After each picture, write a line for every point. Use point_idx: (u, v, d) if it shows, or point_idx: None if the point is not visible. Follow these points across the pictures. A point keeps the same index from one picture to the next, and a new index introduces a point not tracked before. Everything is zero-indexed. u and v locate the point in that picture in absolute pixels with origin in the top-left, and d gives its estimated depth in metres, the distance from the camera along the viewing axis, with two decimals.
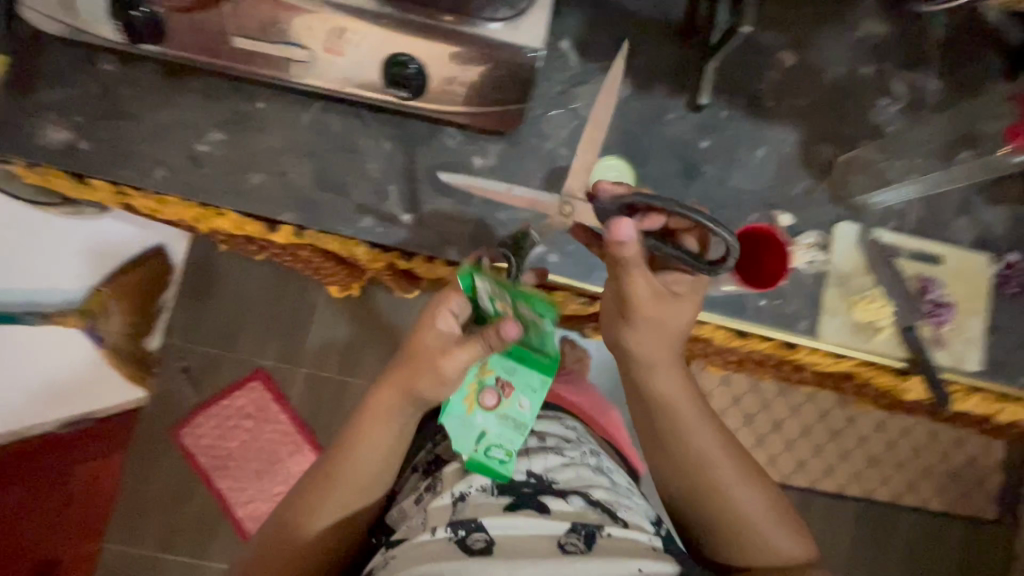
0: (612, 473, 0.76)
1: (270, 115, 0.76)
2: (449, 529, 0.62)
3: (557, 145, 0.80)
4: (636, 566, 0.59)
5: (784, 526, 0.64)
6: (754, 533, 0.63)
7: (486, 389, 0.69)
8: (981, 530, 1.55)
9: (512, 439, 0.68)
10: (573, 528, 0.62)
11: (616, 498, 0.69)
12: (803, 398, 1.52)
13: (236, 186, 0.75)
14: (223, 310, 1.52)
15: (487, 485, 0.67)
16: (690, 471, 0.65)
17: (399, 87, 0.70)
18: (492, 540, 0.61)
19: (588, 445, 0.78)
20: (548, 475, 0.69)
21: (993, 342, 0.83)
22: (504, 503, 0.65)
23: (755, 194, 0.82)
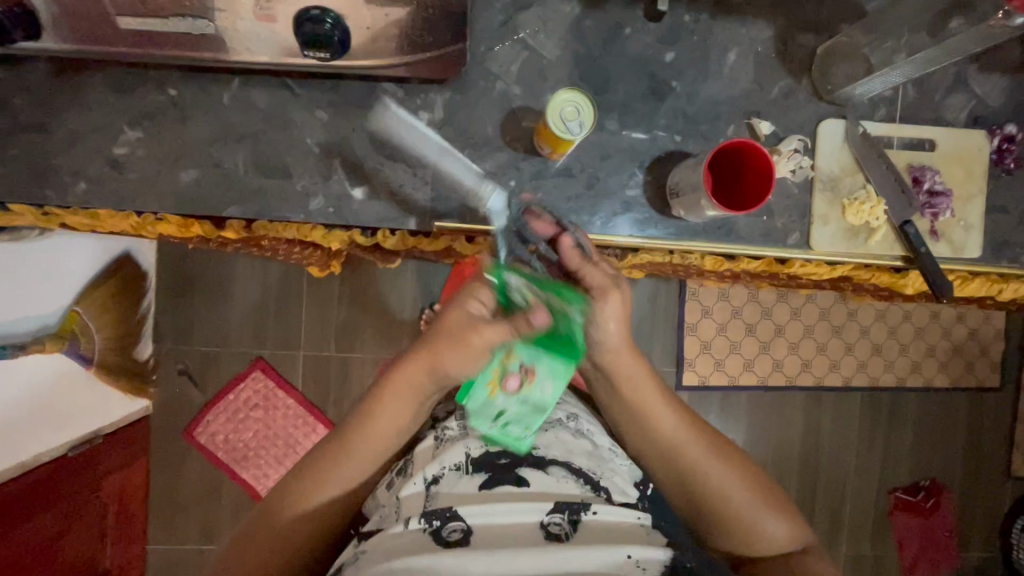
0: (591, 434, 0.81)
1: (187, 101, 0.68)
2: (422, 520, 0.64)
3: (509, 84, 0.72)
4: (627, 553, 0.62)
5: (772, 508, 0.65)
6: (744, 523, 0.64)
7: (509, 374, 0.65)
8: (987, 400, 1.57)
9: (534, 418, 0.69)
10: (556, 508, 0.67)
11: (595, 464, 0.75)
12: (806, 301, 1.48)
13: (168, 187, 0.69)
14: (205, 307, 1.49)
15: (459, 464, 0.72)
16: (675, 469, 0.65)
17: (319, 49, 0.61)
18: (469, 528, 0.64)
19: (564, 409, 0.83)
20: (529, 443, 0.75)
21: (991, 222, 0.79)
22: (478, 482, 0.70)
23: (731, 104, 0.75)
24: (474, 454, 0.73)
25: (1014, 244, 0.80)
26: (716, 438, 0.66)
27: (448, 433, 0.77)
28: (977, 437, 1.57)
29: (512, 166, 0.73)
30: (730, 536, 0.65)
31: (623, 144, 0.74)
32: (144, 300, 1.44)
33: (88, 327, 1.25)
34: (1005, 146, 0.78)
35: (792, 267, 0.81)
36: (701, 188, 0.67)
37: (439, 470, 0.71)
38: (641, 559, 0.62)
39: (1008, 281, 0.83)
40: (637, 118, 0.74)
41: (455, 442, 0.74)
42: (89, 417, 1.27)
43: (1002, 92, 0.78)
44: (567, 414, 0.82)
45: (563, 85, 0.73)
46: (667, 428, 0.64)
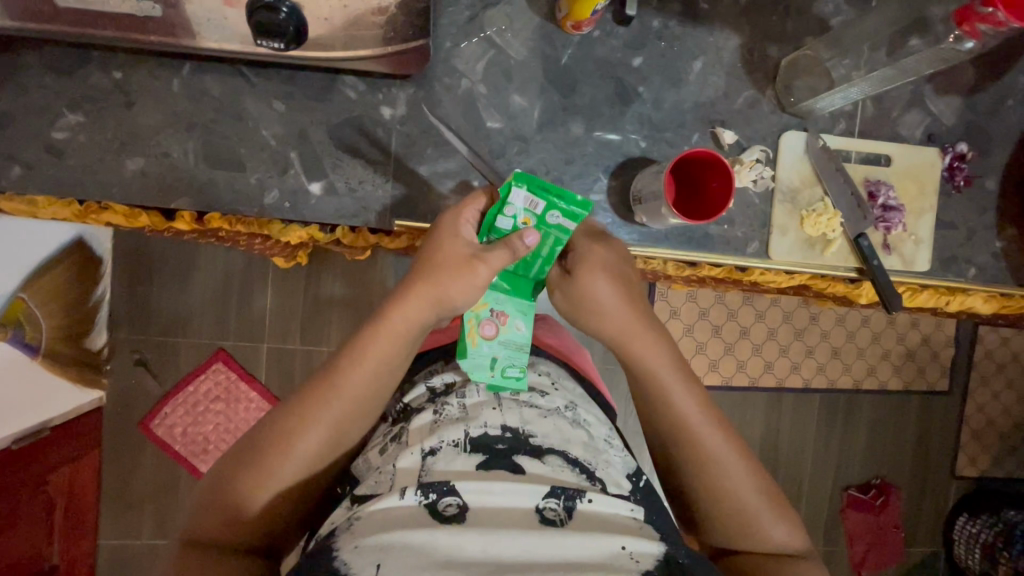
0: (592, 424, 0.66)
1: (134, 86, 0.65)
2: (419, 491, 0.51)
3: (474, 82, 0.71)
4: (620, 544, 0.50)
5: (775, 509, 0.59)
6: (746, 519, 0.58)
7: (484, 320, 0.67)
8: (935, 402, 1.63)
9: (520, 357, 0.67)
10: (552, 491, 0.53)
11: (596, 454, 0.61)
12: (769, 304, 1.51)
13: (114, 175, 0.66)
14: (165, 295, 1.43)
15: (459, 439, 0.58)
16: (680, 450, 0.59)
17: (271, 39, 0.57)
18: (465, 506, 0.51)
19: (564, 396, 0.68)
20: (525, 429, 0.60)
21: (939, 238, 0.82)
22: (476, 462, 0.56)
23: (696, 112, 0.76)
24: (472, 432, 0.58)
25: (960, 259, 0.83)
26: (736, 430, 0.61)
27: (447, 408, 0.63)
28: (925, 438, 1.63)
29: (475, 166, 0.72)
30: (728, 530, 0.59)
31: (588, 148, 0.74)
32: (99, 286, 1.37)
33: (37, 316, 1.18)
34: (956, 164, 0.80)
35: (751, 275, 0.80)
36: (662, 197, 0.67)
37: (439, 441, 0.57)
38: (636, 550, 0.50)
39: (953, 293, 0.84)
40: (602, 122, 0.74)
41: (455, 421, 0.60)
42: (33, 408, 1.19)
43: (956, 111, 0.80)
44: (567, 403, 0.66)
45: (530, 85, 0.72)
46: (681, 404, 0.59)
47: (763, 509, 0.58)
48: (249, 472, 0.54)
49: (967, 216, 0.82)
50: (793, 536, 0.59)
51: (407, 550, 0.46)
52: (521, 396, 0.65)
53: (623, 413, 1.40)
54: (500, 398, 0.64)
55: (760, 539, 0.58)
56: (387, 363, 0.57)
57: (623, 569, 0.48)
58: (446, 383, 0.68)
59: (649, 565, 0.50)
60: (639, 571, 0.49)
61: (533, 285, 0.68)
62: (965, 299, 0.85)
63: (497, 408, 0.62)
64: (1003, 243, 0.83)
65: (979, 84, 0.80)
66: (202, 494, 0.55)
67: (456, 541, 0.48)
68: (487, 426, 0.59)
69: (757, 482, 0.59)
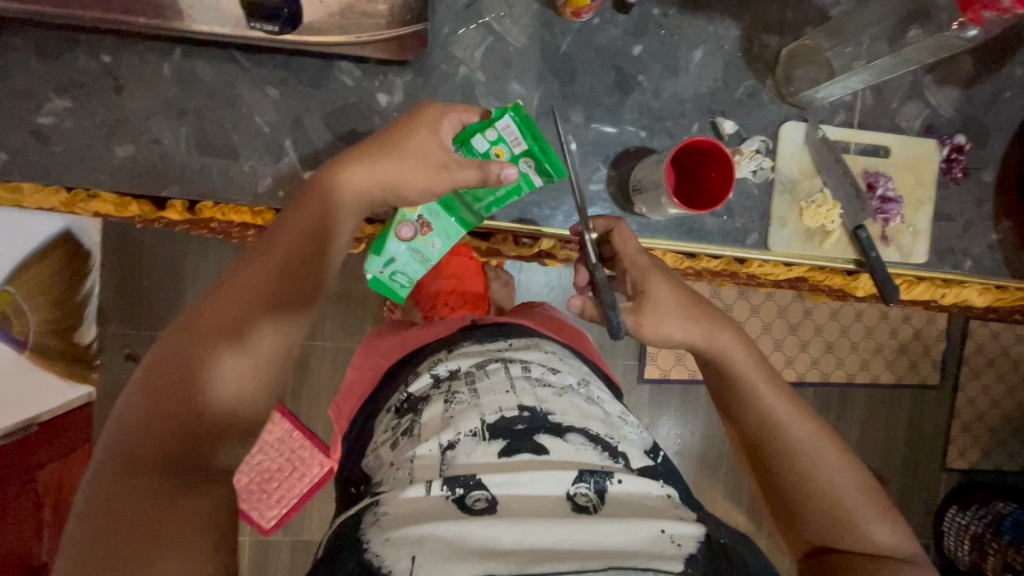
0: (605, 401, 0.67)
1: (123, 70, 0.63)
2: (445, 486, 0.50)
3: (472, 70, 0.70)
4: (660, 527, 0.48)
5: (874, 508, 0.55)
6: (844, 517, 0.55)
7: (407, 223, 0.71)
8: (927, 395, 1.64)
9: (416, 269, 0.76)
10: (580, 477, 0.52)
11: (613, 430, 0.61)
12: (765, 298, 1.51)
13: (103, 162, 0.64)
14: (155, 287, 1.39)
15: (477, 428, 0.56)
16: (769, 444, 0.58)
17: (268, 22, 0.57)
18: (495, 498, 0.50)
19: (576, 372, 0.67)
20: (542, 407, 0.59)
21: (936, 230, 0.82)
22: (497, 449, 0.55)
23: (696, 103, 0.75)
24: (489, 419, 0.57)
25: (957, 251, 0.83)
26: (829, 429, 0.59)
27: (458, 396, 0.61)
28: (917, 431, 1.64)
29: None
30: (823, 529, 0.55)
31: (587, 138, 0.73)
32: (88, 280, 1.33)
33: (20, 309, 1.16)
34: (955, 156, 0.80)
35: (749, 267, 0.81)
36: (663, 186, 0.66)
37: (455, 434, 0.56)
38: (675, 532, 0.48)
39: (950, 285, 0.85)
40: (601, 111, 0.73)
41: (468, 409, 0.59)
42: (13, 404, 1.16)
43: (955, 102, 0.80)
44: (580, 379, 0.66)
45: (528, 73, 0.71)
46: (769, 397, 0.59)
47: (862, 508, 0.55)
48: (180, 370, 0.45)
49: (964, 208, 0.82)
50: (898, 541, 0.55)
51: (442, 539, 0.44)
52: (532, 374, 0.63)
53: None
54: (512, 378, 0.62)
55: (860, 538, 0.54)
56: (325, 256, 0.54)
57: (666, 552, 0.46)
58: (451, 369, 0.66)
59: (692, 547, 0.47)
60: (683, 555, 0.46)
61: (469, 222, 0.72)
62: (958, 291, 0.85)
63: (510, 391, 0.60)
64: (999, 236, 0.83)
65: (978, 76, 0.80)
66: (122, 412, 0.44)
67: (490, 530, 0.46)
68: (503, 408, 0.58)
69: (854, 482, 0.56)
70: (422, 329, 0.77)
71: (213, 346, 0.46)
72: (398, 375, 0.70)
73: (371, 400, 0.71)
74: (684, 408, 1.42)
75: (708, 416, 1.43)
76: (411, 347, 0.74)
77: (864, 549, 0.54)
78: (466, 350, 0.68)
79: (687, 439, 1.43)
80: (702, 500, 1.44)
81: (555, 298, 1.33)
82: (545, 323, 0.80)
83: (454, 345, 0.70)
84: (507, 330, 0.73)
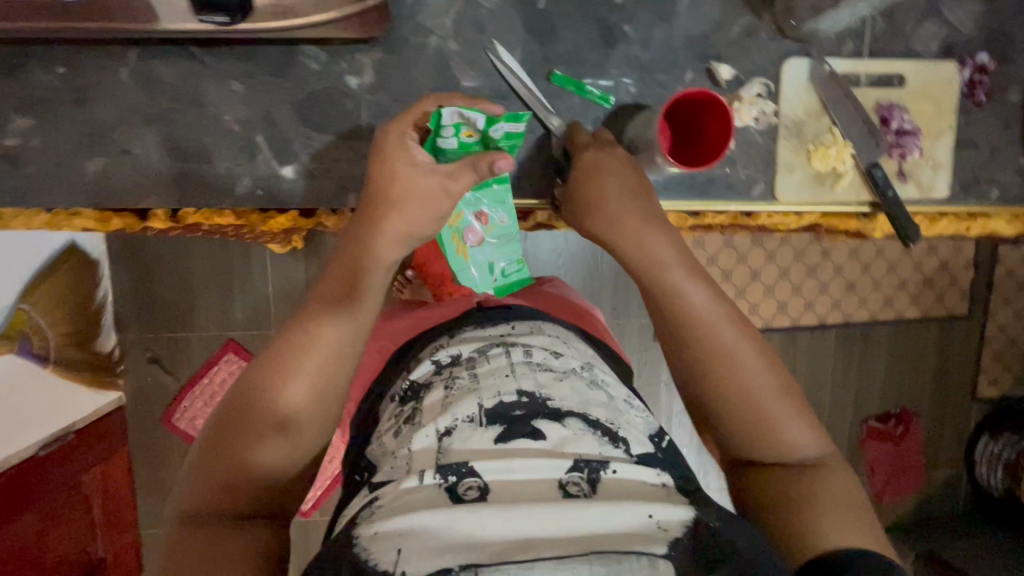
0: (610, 384, 0.63)
1: (80, 80, 0.61)
2: (437, 474, 0.48)
3: (445, 39, 0.65)
4: (647, 512, 0.45)
5: (796, 415, 0.54)
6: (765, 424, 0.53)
7: (467, 232, 0.68)
8: (954, 326, 1.59)
9: (514, 249, 0.70)
10: (574, 466, 0.49)
11: (617, 416, 0.57)
12: (779, 243, 1.45)
13: (76, 179, 0.63)
14: (166, 289, 1.36)
15: (474, 414, 0.54)
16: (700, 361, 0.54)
17: (215, 13, 0.52)
18: (486, 487, 0.47)
19: (579, 356, 0.64)
20: (542, 393, 0.56)
21: (960, 159, 0.76)
22: (494, 436, 0.52)
23: (689, 49, 0.70)
24: (487, 404, 0.55)
25: (983, 180, 0.77)
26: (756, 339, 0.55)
27: (459, 381, 0.59)
28: (944, 365, 1.60)
29: None
30: (747, 441, 0.54)
31: (574, 100, 0.69)
32: (100, 289, 1.32)
33: (39, 325, 1.17)
34: (977, 77, 0.74)
35: (759, 220, 0.76)
36: (657, 146, 0.63)
37: (452, 420, 0.54)
38: (663, 518, 0.44)
39: (977, 219, 0.78)
40: (588, 69, 0.68)
41: (467, 394, 0.57)
42: (53, 414, 1.19)
43: (978, 17, 0.73)
44: (582, 363, 0.63)
45: (505, 36, 0.66)
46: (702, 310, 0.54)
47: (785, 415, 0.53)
48: (243, 412, 0.50)
49: (990, 132, 0.76)
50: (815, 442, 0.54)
51: (429, 529, 0.42)
52: (534, 359, 0.61)
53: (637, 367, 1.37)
54: (513, 362, 0.60)
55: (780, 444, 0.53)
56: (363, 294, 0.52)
57: (652, 541, 0.42)
58: (453, 355, 0.64)
59: (679, 532, 0.44)
60: (668, 539, 0.43)
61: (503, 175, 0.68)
62: (987, 224, 0.79)
63: (509, 374, 0.58)
64: None
65: None
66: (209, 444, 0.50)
67: (478, 517, 0.43)
68: (502, 393, 0.56)
69: (777, 389, 0.54)
70: (432, 309, 0.77)
71: (264, 408, 0.49)
72: (401, 363, 0.69)
73: (376, 386, 0.68)
74: None
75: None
76: (421, 327, 0.73)
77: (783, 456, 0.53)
78: (467, 336, 0.67)
79: None
80: None
81: (564, 264, 1.31)
82: (543, 299, 0.77)
83: (455, 330, 0.69)
84: (508, 311, 0.71)
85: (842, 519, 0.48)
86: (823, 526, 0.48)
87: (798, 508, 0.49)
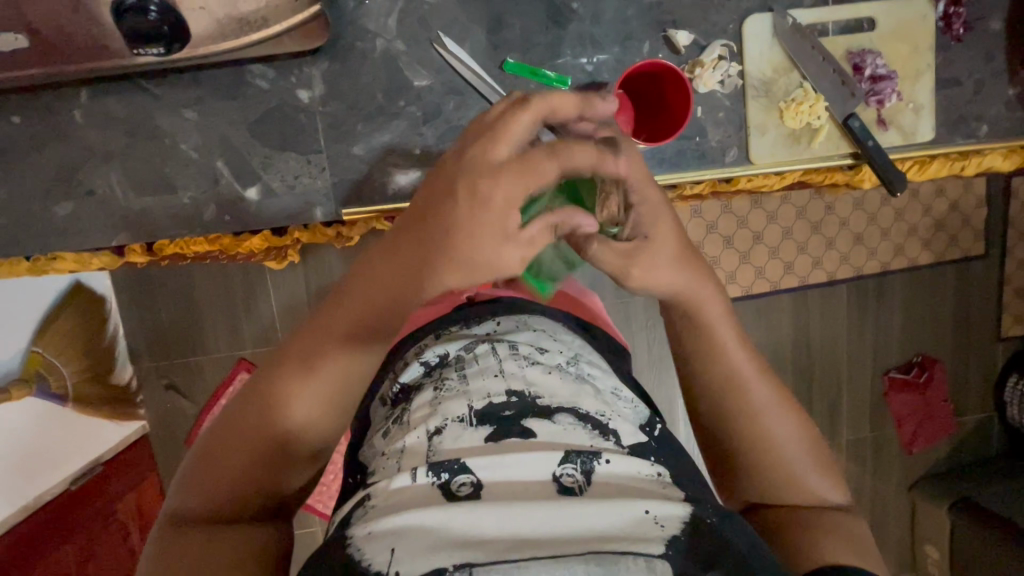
0: (597, 377, 0.60)
1: (37, 128, 0.62)
2: (430, 472, 0.46)
3: (390, 40, 0.64)
4: (643, 508, 0.44)
5: (817, 465, 0.52)
6: (788, 471, 0.51)
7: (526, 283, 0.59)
8: (972, 268, 1.51)
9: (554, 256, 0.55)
10: (567, 457, 0.47)
11: (608, 407, 0.55)
12: (780, 203, 1.38)
13: (47, 224, 0.64)
14: (174, 311, 1.30)
15: (463, 414, 0.52)
16: (730, 409, 0.50)
17: (149, 44, 0.52)
18: (480, 483, 0.46)
19: (568, 348, 0.62)
20: (531, 390, 0.54)
21: (942, 98, 0.73)
22: (484, 435, 0.50)
23: (643, 18, 0.67)
24: (476, 405, 0.52)
25: (970, 117, 0.74)
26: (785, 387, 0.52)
27: (447, 383, 0.56)
28: (965, 309, 1.53)
29: (413, 132, 0.66)
30: (767, 487, 0.51)
31: (530, 85, 0.67)
32: (110, 322, 1.28)
33: (54, 364, 1.17)
34: (952, 10, 0.71)
35: (737, 185, 0.74)
36: None
37: (442, 419, 0.51)
38: (660, 514, 0.43)
39: (969, 156, 0.75)
40: (541, 52, 0.67)
41: (455, 394, 0.54)
42: (72, 453, 1.19)
43: None
44: (570, 357, 0.60)
45: (451, 29, 0.65)
46: (736, 360, 0.50)
47: (803, 462, 0.51)
48: (252, 429, 0.45)
49: (972, 65, 0.73)
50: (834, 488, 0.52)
51: (425, 530, 0.41)
52: (520, 353, 0.58)
53: (647, 342, 1.31)
54: (500, 360, 0.57)
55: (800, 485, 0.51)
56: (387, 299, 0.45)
57: (647, 538, 0.41)
58: (440, 354, 0.61)
59: (677, 530, 0.42)
60: (666, 538, 0.42)
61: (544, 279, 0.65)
62: (981, 161, 0.76)
63: (498, 374, 0.55)
64: (1017, 89, 0.74)
65: None
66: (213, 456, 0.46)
67: (472, 514, 0.42)
68: (491, 395, 0.53)
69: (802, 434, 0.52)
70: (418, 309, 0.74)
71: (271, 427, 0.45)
72: (391, 362, 0.65)
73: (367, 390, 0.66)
74: None
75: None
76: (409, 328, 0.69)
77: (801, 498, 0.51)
78: (454, 332, 0.64)
79: None
80: None
81: None
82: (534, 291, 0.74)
83: (442, 329, 0.65)
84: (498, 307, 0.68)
85: (849, 548, 0.47)
86: (829, 550, 0.46)
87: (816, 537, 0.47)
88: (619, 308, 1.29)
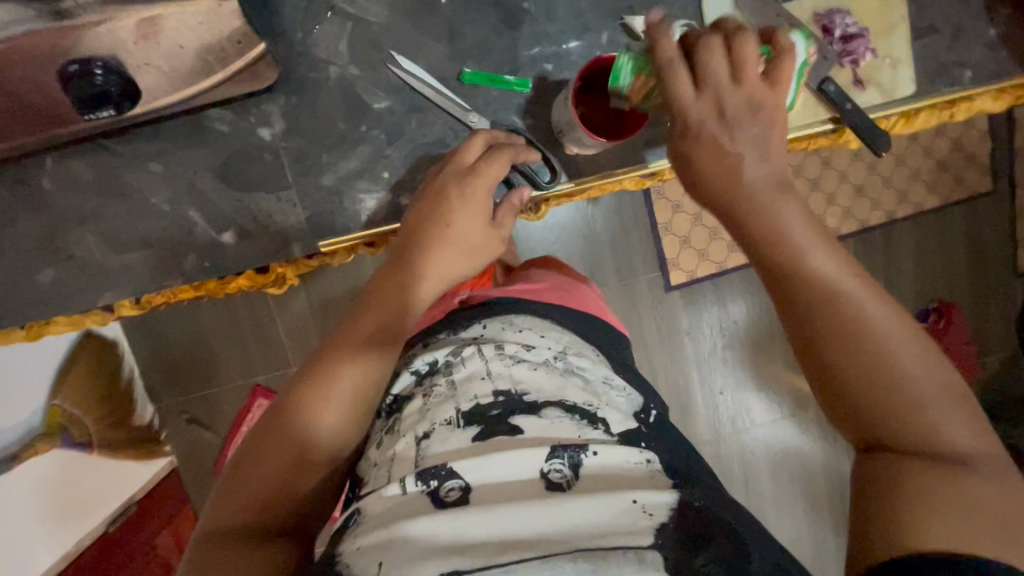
0: (586, 369, 0.60)
1: (10, 200, 0.62)
2: (418, 480, 0.47)
3: (344, 65, 0.64)
4: (630, 498, 0.44)
5: (951, 406, 0.40)
6: (904, 394, 0.40)
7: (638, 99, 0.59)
8: (981, 206, 1.46)
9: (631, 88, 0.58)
10: (554, 452, 0.48)
11: (596, 396, 0.57)
12: None
13: (34, 292, 0.65)
14: (186, 349, 1.28)
15: (451, 416, 0.53)
16: (831, 328, 0.42)
17: (102, 107, 0.51)
18: (469, 485, 0.47)
19: (556, 340, 0.62)
20: (517, 388, 0.55)
21: (920, 47, 0.70)
22: (472, 435, 0.51)
23: (597, 8, 0.66)
24: (464, 407, 0.53)
25: (952, 63, 0.71)
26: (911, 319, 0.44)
27: (436, 390, 0.57)
28: (980, 248, 1.47)
29: (379, 156, 0.66)
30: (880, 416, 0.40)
31: (491, 93, 0.66)
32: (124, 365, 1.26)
33: (76, 416, 1.14)
34: None
35: None
36: (575, 124, 0.61)
37: (430, 424, 0.52)
38: (647, 503, 0.44)
39: (955, 105, 0.73)
40: (497, 59, 0.65)
41: (443, 399, 0.55)
42: (102, 499, 1.18)
43: None
44: (555, 351, 0.60)
45: (403, 46, 0.64)
46: (832, 272, 0.44)
47: (927, 394, 0.40)
48: (288, 426, 0.50)
49: (945, 9, 0.70)
50: (986, 443, 0.39)
51: (414, 540, 0.42)
52: (506, 353, 0.58)
53: (654, 321, 1.28)
54: (488, 362, 0.57)
55: (927, 430, 0.39)
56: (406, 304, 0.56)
57: (634, 527, 0.42)
58: (429, 362, 0.60)
59: (665, 517, 0.43)
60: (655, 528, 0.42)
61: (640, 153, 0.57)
62: (970, 105, 0.73)
63: (485, 377, 0.56)
64: (999, 28, 0.70)
65: None
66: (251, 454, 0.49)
67: (460, 521, 0.43)
68: (478, 396, 0.54)
69: (927, 368, 0.41)
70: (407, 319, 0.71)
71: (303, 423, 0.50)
72: None
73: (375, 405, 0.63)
74: (721, 300, 1.29)
75: (754, 299, 1.30)
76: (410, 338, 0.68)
77: (924, 446, 0.39)
78: (441, 338, 0.63)
79: (733, 330, 1.30)
80: (762, 384, 1.33)
81: (559, 242, 1.23)
82: (529, 287, 0.70)
83: (429, 336, 0.65)
84: (486, 308, 0.65)
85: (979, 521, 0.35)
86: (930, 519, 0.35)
87: (933, 502, 0.36)
88: (622, 292, 1.27)
